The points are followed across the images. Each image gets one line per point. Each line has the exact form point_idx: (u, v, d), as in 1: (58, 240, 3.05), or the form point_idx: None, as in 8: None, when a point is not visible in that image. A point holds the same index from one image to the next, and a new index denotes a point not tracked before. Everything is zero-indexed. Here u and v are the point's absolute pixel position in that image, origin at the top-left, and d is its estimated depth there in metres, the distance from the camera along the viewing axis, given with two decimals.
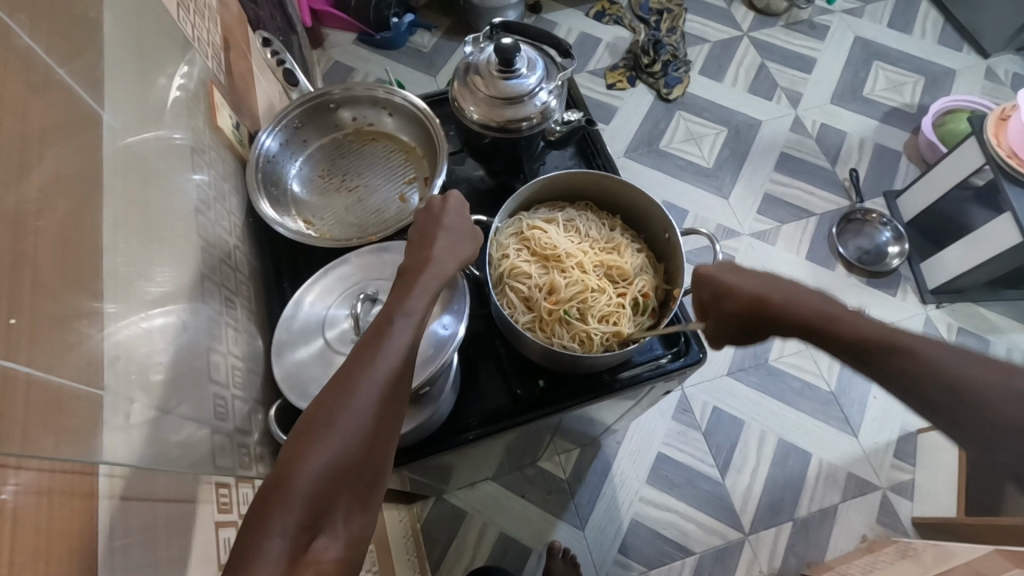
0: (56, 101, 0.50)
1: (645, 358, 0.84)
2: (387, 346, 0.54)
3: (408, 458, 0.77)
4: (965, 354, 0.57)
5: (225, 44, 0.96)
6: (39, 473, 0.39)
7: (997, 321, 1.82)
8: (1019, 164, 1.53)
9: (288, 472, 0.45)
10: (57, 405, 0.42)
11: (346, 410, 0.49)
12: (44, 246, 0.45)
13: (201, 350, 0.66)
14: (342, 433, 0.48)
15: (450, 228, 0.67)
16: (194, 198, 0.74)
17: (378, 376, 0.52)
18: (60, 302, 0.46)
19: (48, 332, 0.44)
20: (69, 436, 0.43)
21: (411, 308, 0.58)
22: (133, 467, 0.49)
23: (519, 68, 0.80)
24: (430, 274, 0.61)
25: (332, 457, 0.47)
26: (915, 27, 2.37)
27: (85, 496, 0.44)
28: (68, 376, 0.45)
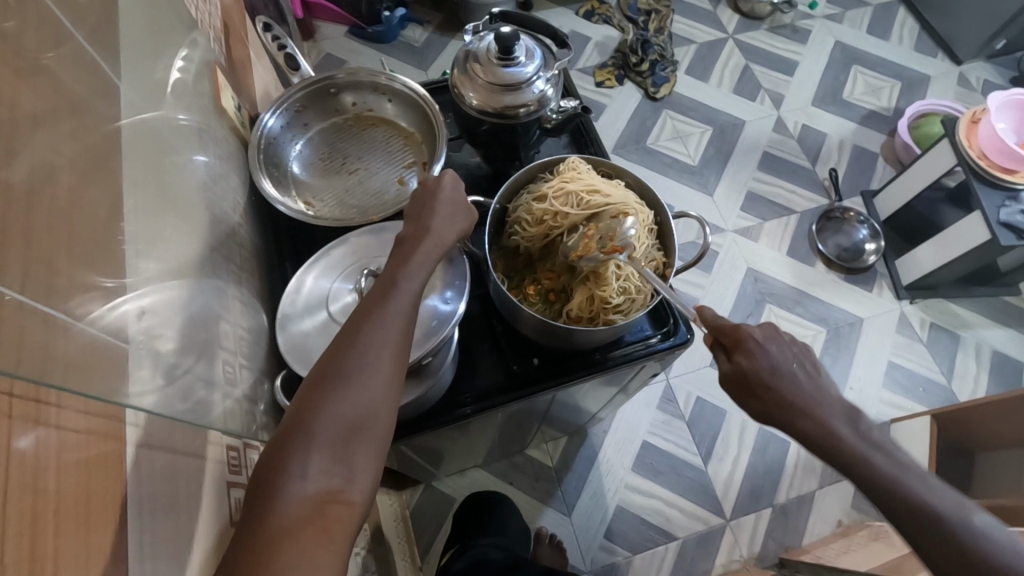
0: (73, 75, 0.52)
1: (635, 338, 0.87)
2: (391, 306, 0.56)
3: (407, 431, 0.79)
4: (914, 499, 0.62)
5: (226, 28, 0.98)
6: (73, 415, 0.41)
7: (968, 317, 1.89)
8: (989, 165, 1.61)
9: (304, 422, 0.48)
10: (87, 358, 0.44)
11: (354, 365, 0.52)
12: (70, 206, 0.47)
13: (210, 319, 0.68)
14: (356, 385, 0.51)
15: (449, 203, 0.67)
16: (201, 174, 0.75)
17: (383, 335, 0.54)
18: (87, 258, 0.48)
19: (79, 295, 0.46)
20: (100, 385, 0.44)
21: (413, 272, 0.59)
22: (152, 421, 0.51)
23: (517, 57, 0.82)
24: (428, 242, 0.62)
25: (345, 409, 0.49)
26: (892, 34, 2.45)
27: (115, 439, 0.46)
28: (97, 328, 0.47)
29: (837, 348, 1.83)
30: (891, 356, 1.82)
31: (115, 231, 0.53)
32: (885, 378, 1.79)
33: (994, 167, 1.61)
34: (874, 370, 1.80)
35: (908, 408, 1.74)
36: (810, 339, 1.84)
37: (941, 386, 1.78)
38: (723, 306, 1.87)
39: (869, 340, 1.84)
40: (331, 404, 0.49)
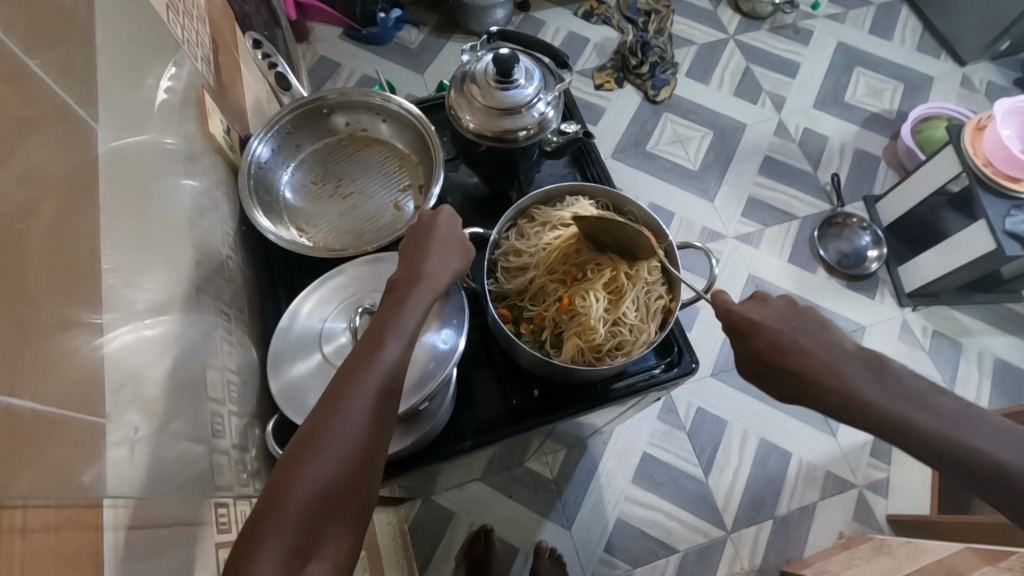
0: (46, 125, 0.49)
1: (638, 368, 0.85)
2: (376, 365, 0.55)
3: (405, 467, 0.77)
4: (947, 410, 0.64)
5: (214, 45, 0.95)
6: (46, 515, 0.40)
7: (970, 324, 1.88)
8: (994, 173, 1.59)
9: (280, 495, 0.47)
10: (48, 432, 0.42)
11: (334, 432, 0.50)
12: (40, 273, 0.45)
13: (197, 361, 0.66)
14: (332, 457, 0.49)
15: (444, 239, 0.67)
16: (188, 204, 0.73)
17: (366, 397, 0.53)
18: (58, 329, 0.46)
19: (47, 367, 0.44)
20: (64, 472, 0.42)
21: (402, 328, 0.58)
22: (132, 499, 0.49)
23: (516, 79, 0.80)
24: (422, 290, 0.62)
25: (323, 481, 0.48)
26: (895, 34, 2.41)
27: (91, 528, 0.44)
28: (70, 410, 0.45)
29: None
30: None
31: (98, 263, 0.53)
32: None
33: (999, 175, 1.58)
34: None
35: None
36: None
37: None
38: None
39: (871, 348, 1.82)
40: (309, 476, 0.48)
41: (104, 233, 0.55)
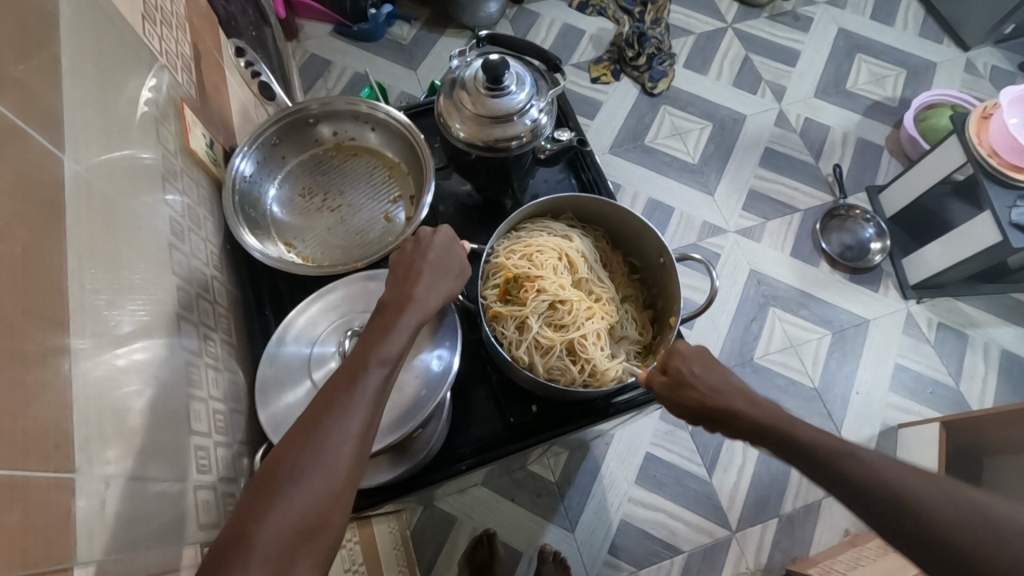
0: (11, 162, 0.47)
1: (640, 381, 0.83)
2: (357, 391, 0.53)
3: (402, 490, 0.75)
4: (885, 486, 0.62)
5: (195, 54, 0.92)
6: None
7: (975, 315, 1.85)
8: (1000, 163, 1.55)
9: (245, 530, 0.44)
10: (16, 494, 0.40)
11: (307, 463, 0.48)
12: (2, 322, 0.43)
13: (179, 392, 0.64)
14: (305, 485, 0.47)
15: (438, 256, 0.67)
16: (167, 223, 0.71)
17: (344, 425, 0.51)
18: (27, 380, 0.44)
19: (14, 422, 0.42)
20: (32, 540, 0.41)
21: (386, 354, 0.56)
22: (105, 556, 0.48)
23: (507, 85, 0.77)
24: (413, 309, 0.61)
25: (292, 515, 0.46)
26: (896, 19, 2.37)
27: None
28: (39, 468, 0.43)
29: (842, 352, 1.79)
30: (897, 358, 1.78)
31: (76, 290, 0.52)
32: (891, 382, 1.75)
33: (1005, 165, 1.55)
34: (881, 374, 1.76)
35: (915, 412, 1.71)
36: (815, 343, 1.80)
37: (949, 388, 1.75)
38: (724, 311, 1.83)
39: (875, 343, 1.80)
40: (276, 510, 0.45)
41: (81, 256, 0.54)
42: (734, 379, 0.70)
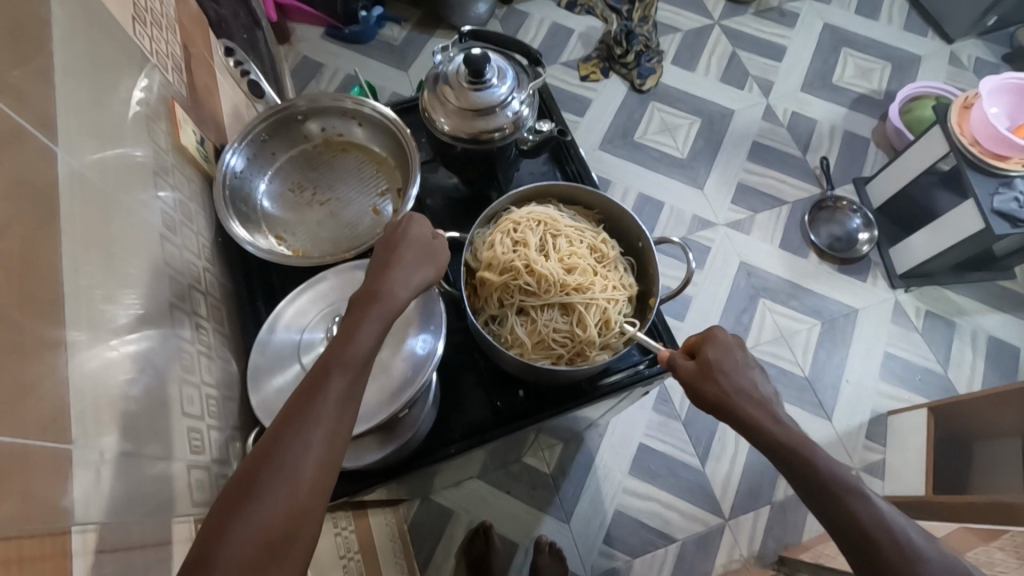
0: (12, 157, 0.49)
1: (624, 365, 0.86)
2: (321, 399, 0.55)
3: (391, 474, 0.77)
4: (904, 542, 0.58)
5: (186, 53, 0.94)
6: (7, 546, 0.40)
7: (963, 303, 1.87)
8: (982, 152, 1.58)
9: (212, 549, 0.46)
10: (17, 463, 0.42)
11: (273, 476, 0.50)
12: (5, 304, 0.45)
13: (173, 379, 0.66)
14: (270, 497, 0.49)
15: (408, 253, 0.68)
16: (160, 219, 0.73)
17: (308, 435, 0.53)
18: (30, 359, 0.46)
19: (18, 398, 0.44)
20: (32, 505, 0.43)
21: (350, 358, 0.58)
22: (101, 530, 0.50)
23: (489, 79, 0.79)
24: (379, 310, 0.62)
25: (256, 526, 0.48)
26: (882, 14, 2.40)
27: (59, 559, 0.44)
28: (38, 438, 0.45)
29: (832, 342, 1.81)
30: (886, 346, 1.81)
31: (70, 281, 0.54)
32: (880, 370, 1.78)
33: (987, 155, 1.58)
34: (870, 363, 1.78)
35: (904, 400, 1.73)
36: (805, 333, 1.82)
37: (938, 375, 1.77)
38: (715, 303, 1.85)
39: (864, 332, 1.82)
40: (242, 526, 0.48)
41: (77, 248, 0.56)
42: (749, 380, 0.69)
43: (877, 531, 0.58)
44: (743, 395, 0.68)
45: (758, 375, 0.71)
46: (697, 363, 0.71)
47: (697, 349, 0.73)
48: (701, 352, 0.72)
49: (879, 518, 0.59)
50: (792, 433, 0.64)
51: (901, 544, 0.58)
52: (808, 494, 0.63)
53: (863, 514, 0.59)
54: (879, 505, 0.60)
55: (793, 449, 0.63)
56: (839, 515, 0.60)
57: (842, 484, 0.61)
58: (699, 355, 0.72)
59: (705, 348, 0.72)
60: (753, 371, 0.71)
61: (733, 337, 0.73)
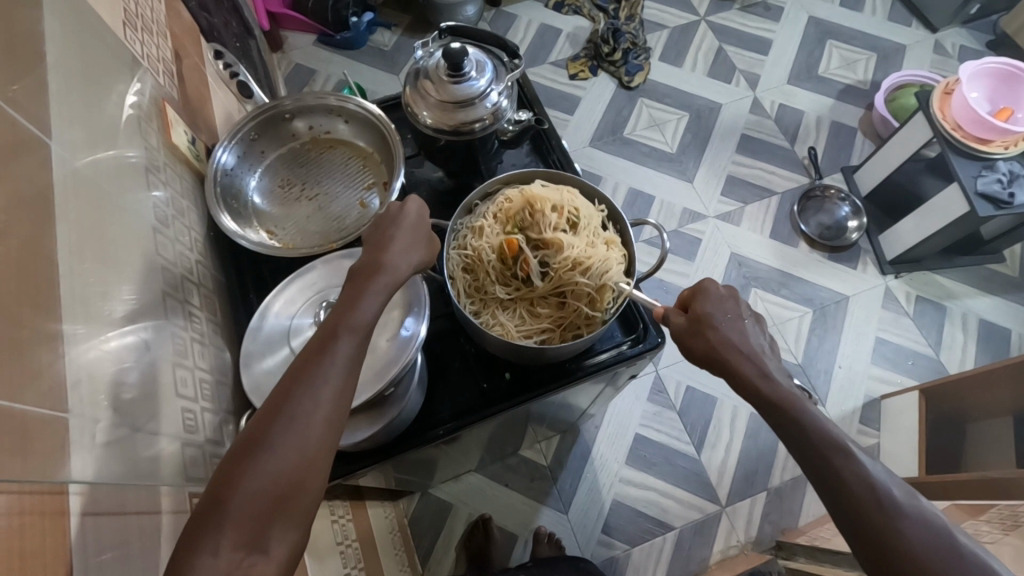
0: (14, 156, 0.52)
1: (606, 345, 0.88)
2: (329, 361, 0.58)
3: (382, 455, 0.80)
4: (889, 494, 0.59)
5: (177, 55, 0.97)
6: (9, 499, 0.42)
7: (952, 287, 1.89)
8: (964, 137, 1.60)
9: (224, 496, 0.49)
10: (20, 427, 0.45)
11: (282, 430, 0.53)
12: (12, 293, 0.48)
13: (168, 365, 0.69)
14: (277, 451, 0.52)
15: (409, 229, 0.71)
16: (153, 216, 0.76)
17: (317, 393, 0.55)
18: (34, 343, 0.49)
19: (23, 375, 0.47)
20: (35, 467, 0.46)
21: (357, 324, 0.61)
22: (98, 499, 0.52)
23: (468, 72, 0.82)
24: (384, 280, 0.65)
25: (265, 478, 0.50)
26: (866, 5, 2.43)
27: (58, 514, 0.47)
28: (40, 406, 0.48)
29: (824, 328, 1.83)
30: (877, 332, 1.83)
31: (66, 276, 0.56)
32: (872, 355, 1.79)
33: (969, 138, 1.60)
34: (862, 348, 1.80)
35: (897, 383, 1.75)
36: (797, 320, 1.84)
37: (930, 358, 1.79)
38: None
39: (855, 318, 1.84)
40: (252, 475, 0.50)
41: (74, 240, 0.59)
42: (741, 334, 0.71)
43: (861, 486, 0.60)
44: (734, 349, 0.70)
45: (750, 326, 0.73)
46: (691, 319, 0.74)
47: (689, 303, 0.76)
48: (693, 308, 0.74)
49: (864, 471, 0.61)
50: (780, 389, 0.66)
51: (885, 500, 0.59)
52: (793, 447, 0.65)
53: (849, 470, 0.61)
54: (866, 463, 0.61)
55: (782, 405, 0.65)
56: (826, 472, 0.61)
57: (828, 443, 0.62)
58: (691, 311, 0.74)
59: (699, 305, 0.74)
60: (751, 328, 0.73)
61: (727, 292, 0.75)
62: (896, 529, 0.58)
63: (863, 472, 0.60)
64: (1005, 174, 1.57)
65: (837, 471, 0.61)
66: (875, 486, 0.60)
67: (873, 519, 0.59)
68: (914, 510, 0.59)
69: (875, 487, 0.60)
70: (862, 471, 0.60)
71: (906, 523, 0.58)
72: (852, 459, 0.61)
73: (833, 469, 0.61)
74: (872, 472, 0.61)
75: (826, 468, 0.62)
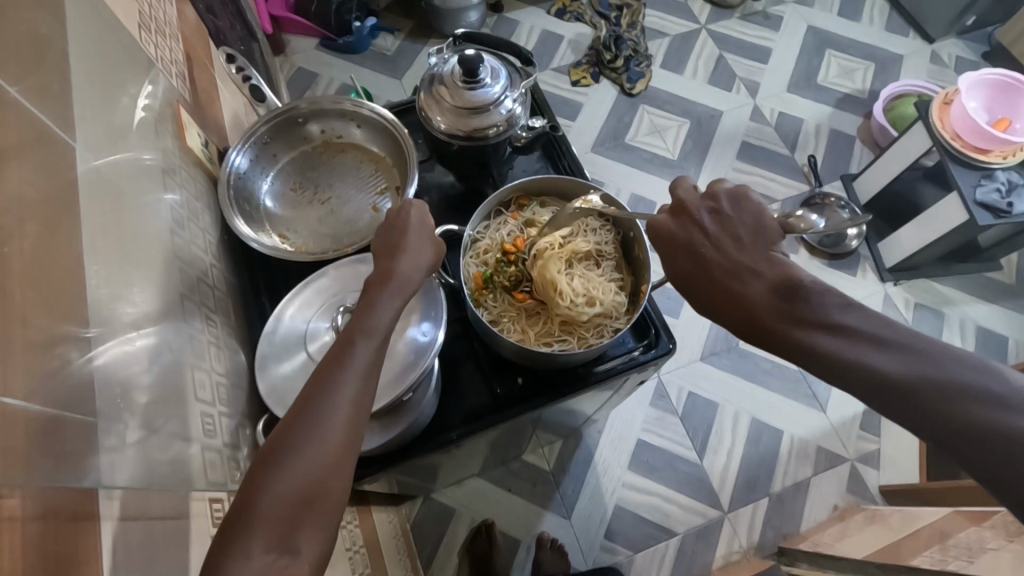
0: (34, 159, 0.52)
1: (618, 351, 0.88)
2: (346, 365, 0.57)
3: (396, 459, 0.80)
4: (966, 409, 0.51)
5: (189, 59, 0.97)
6: (42, 504, 0.43)
7: (950, 294, 1.91)
8: (963, 146, 1.62)
9: (251, 501, 0.49)
10: (50, 432, 0.45)
11: (305, 435, 0.52)
12: (33, 297, 0.48)
13: (185, 369, 0.69)
14: (300, 457, 0.51)
15: (415, 234, 0.70)
16: (168, 218, 0.76)
17: (337, 398, 0.55)
18: (56, 342, 0.49)
19: (42, 377, 0.47)
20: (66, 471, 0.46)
21: (372, 327, 0.60)
22: (122, 500, 0.52)
23: (482, 78, 0.83)
24: (396, 286, 0.64)
25: (289, 484, 0.50)
26: (863, 15, 2.46)
27: (88, 517, 0.48)
28: (66, 413, 0.48)
29: None
30: None
31: (88, 277, 0.56)
32: None
33: (968, 147, 1.62)
34: None
35: None
36: None
37: None
38: None
39: None
40: (275, 480, 0.50)
41: (93, 244, 0.58)
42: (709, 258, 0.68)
43: (953, 403, 0.52)
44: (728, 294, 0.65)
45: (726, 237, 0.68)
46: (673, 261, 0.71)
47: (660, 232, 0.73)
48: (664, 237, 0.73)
49: (919, 391, 0.53)
50: (808, 329, 0.60)
51: (989, 418, 0.50)
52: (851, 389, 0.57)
53: (928, 392, 0.53)
54: (921, 379, 0.53)
55: (806, 341, 0.59)
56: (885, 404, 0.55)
57: (893, 369, 0.55)
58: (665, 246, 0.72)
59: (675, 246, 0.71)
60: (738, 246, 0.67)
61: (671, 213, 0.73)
62: (1003, 441, 0.49)
63: (917, 392, 0.53)
64: (1004, 183, 1.59)
65: (894, 401, 0.54)
66: (942, 405, 0.52)
67: (990, 449, 0.50)
68: (997, 423, 0.50)
69: (943, 407, 0.52)
70: (916, 391, 0.53)
71: (996, 440, 0.49)
72: (907, 378, 0.54)
73: (886, 401, 0.54)
74: (950, 378, 0.53)
75: (882, 400, 0.55)
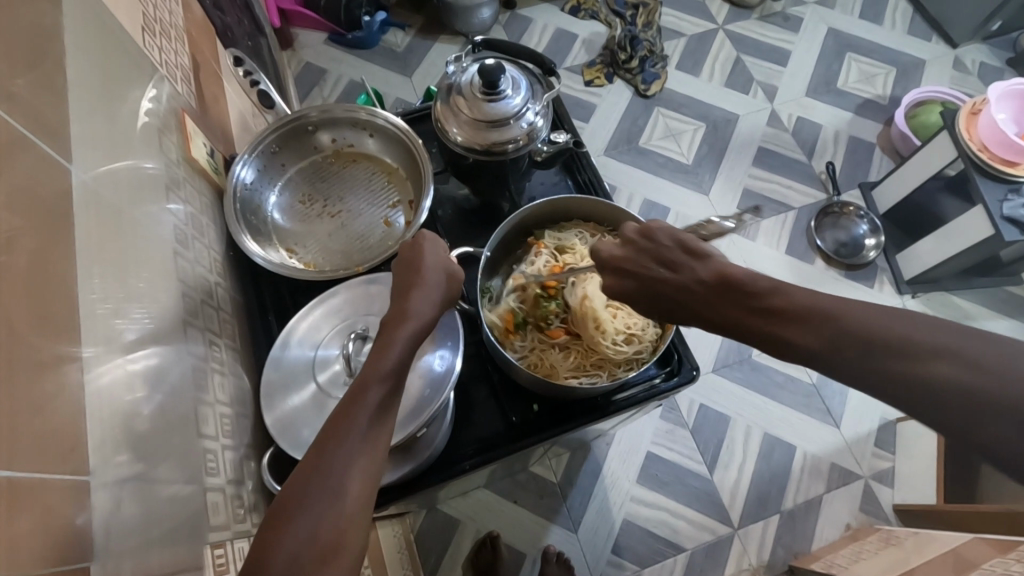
0: (26, 181, 0.48)
1: (639, 378, 0.85)
2: (360, 414, 0.53)
3: (407, 489, 0.77)
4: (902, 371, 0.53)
5: (195, 63, 0.93)
6: None
7: (969, 309, 1.87)
8: (990, 158, 1.57)
9: (260, 563, 0.45)
10: (37, 497, 0.42)
11: (318, 489, 0.49)
12: (21, 337, 0.44)
13: (187, 397, 0.65)
14: (312, 514, 0.48)
15: (432, 267, 0.67)
16: (171, 231, 0.72)
17: (351, 449, 0.51)
18: (47, 382, 0.45)
19: (32, 424, 0.43)
20: (54, 541, 0.42)
21: (386, 372, 0.57)
22: (120, 546, 0.49)
23: (503, 90, 0.78)
24: (411, 326, 0.61)
25: (301, 544, 0.47)
26: (885, 18, 2.39)
27: None
28: (58, 468, 0.44)
29: None
30: None
31: (85, 307, 0.52)
32: None
33: (995, 160, 1.57)
34: None
35: None
36: None
37: None
38: None
39: None
40: (287, 538, 0.46)
41: (92, 270, 0.55)
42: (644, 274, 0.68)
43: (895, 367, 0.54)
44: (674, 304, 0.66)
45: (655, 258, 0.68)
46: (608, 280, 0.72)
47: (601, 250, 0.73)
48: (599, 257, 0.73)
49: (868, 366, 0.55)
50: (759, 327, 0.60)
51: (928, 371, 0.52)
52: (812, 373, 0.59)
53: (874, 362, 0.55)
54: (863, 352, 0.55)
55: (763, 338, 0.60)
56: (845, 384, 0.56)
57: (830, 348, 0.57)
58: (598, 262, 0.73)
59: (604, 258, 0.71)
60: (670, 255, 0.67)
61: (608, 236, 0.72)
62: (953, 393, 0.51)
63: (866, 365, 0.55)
64: None
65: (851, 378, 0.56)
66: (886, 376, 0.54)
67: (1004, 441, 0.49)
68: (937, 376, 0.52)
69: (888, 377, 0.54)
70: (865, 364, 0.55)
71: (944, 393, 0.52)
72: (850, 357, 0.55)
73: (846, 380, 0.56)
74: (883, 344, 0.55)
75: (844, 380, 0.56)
